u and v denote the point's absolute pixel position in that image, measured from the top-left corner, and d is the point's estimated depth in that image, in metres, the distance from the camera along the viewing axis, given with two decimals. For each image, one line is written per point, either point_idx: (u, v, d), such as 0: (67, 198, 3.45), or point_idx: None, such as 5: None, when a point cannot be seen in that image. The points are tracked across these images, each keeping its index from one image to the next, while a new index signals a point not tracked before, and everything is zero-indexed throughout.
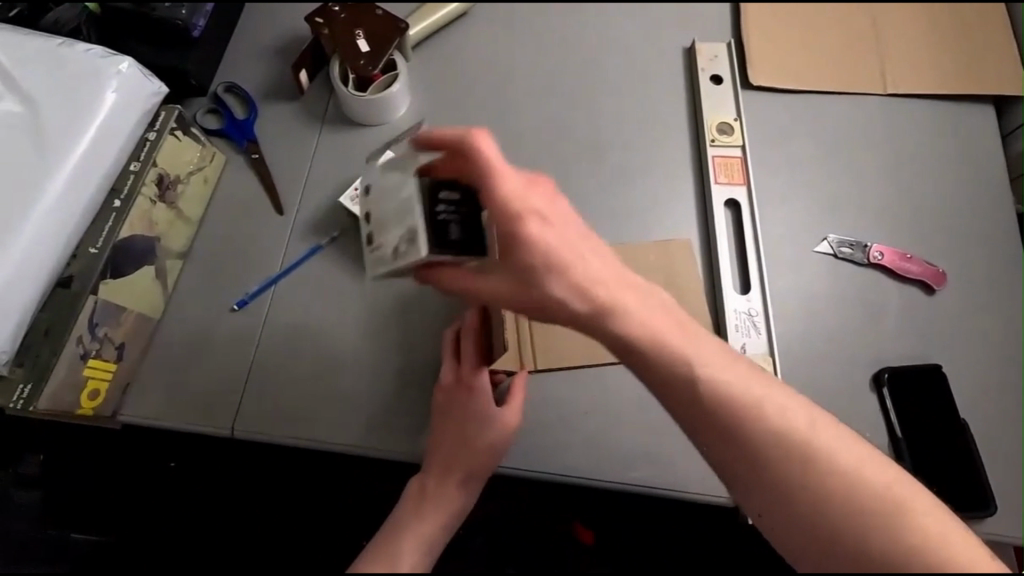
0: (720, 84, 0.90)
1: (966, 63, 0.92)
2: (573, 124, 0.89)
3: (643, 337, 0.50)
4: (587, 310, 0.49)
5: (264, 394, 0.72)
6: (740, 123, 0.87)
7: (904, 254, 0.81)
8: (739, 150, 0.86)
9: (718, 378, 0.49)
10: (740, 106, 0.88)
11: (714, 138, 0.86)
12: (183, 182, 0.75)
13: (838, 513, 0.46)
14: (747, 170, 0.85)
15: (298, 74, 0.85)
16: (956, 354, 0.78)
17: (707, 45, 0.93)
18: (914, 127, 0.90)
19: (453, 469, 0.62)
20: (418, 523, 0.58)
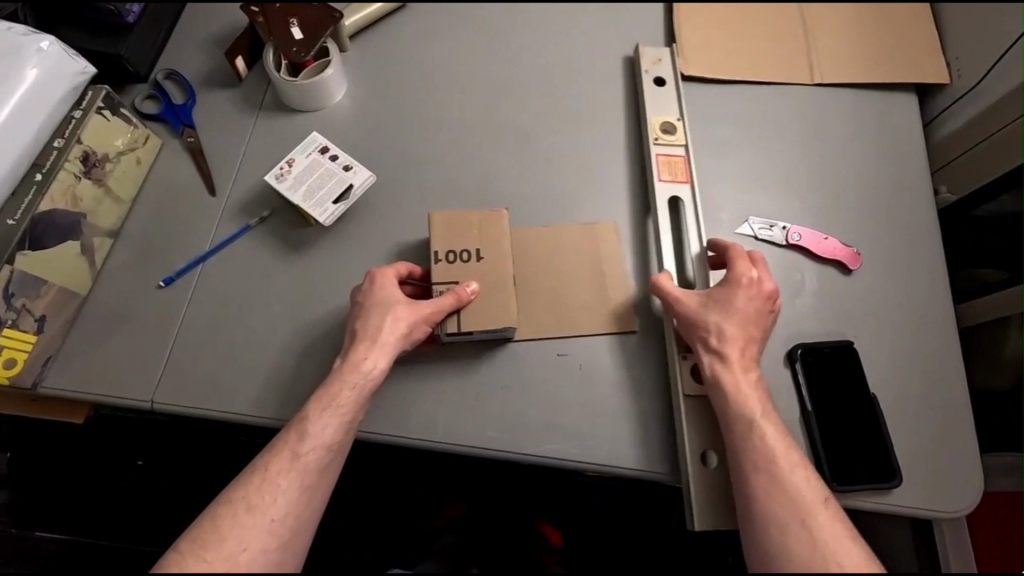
0: (663, 85, 0.91)
1: (888, 54, 0.94)
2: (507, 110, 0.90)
3: (730, 337, 0.68)
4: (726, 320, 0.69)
5: (184, 367, 0.74)
6: (683, 123, 0.88)
7: (823, 235, 0.84)
8: (683, 149, 0.87)
9: (749, 380, 0.67)
10: (682, 108, 0.89)
11: (658, 137, 0.87)
12: (111, 161, 0.77)
13: (770, 501, 0.59)
14: (690, 169, 0.85)
15: (235, 62, 0.87)
16: (870, 332, 0.80)
17: (650, 49, 0.94)
18: (838, 115, 0.92)
19: (358, 356, 0.66)
20: (319, 407, 0.63)
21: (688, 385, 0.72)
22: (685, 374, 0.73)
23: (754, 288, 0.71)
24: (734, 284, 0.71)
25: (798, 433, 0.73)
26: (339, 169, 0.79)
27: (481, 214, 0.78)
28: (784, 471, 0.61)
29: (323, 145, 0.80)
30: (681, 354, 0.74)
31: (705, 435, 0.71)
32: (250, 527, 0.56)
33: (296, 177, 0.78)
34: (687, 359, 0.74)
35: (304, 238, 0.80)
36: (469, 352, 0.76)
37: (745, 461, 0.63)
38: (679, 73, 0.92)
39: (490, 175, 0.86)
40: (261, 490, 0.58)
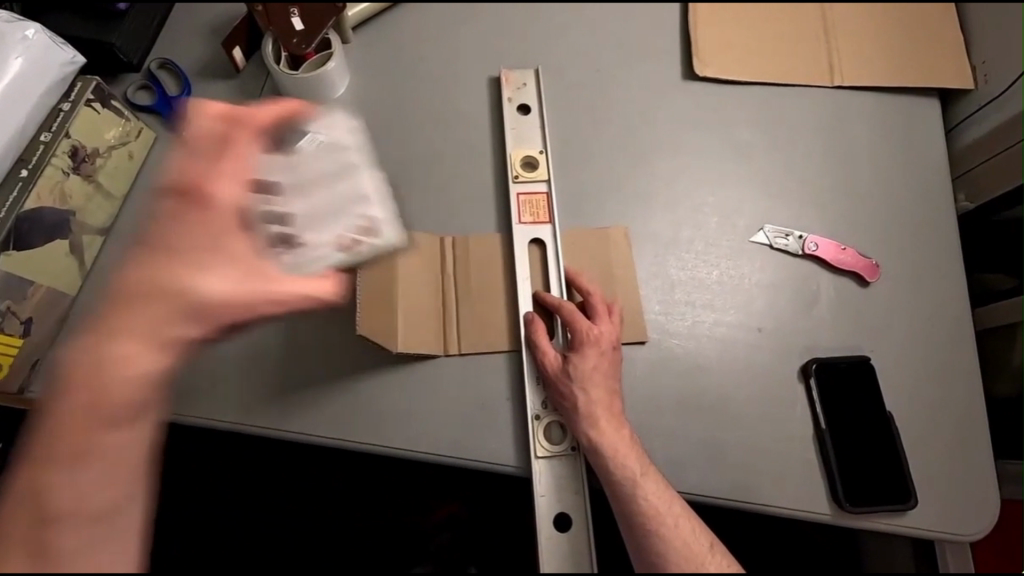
0: (526, 114, 0.86)
1: (912, 56, 0.91)
2: (514, 105, 0.86)
3: (575, 389, 0.66)
4: (593, 385, 0.66)
5: (178, 372, 0.71)
6: (545, 156, 0.82)
7: (840, 245, 0.81)
8: (545, 185, 0.81)
9: (621, 437, 0.64)
10: (545, 138, 0.84)
11: (518, 174, 0.81)
12: (101, 156, 0.74)
13: (637, 514, 0.61)
14: (552, 207, 0.79)
15: (232, 52, 0.83)
16: (887, 347, 0.77)
17: (515, 72, 0.88)
18: (858, 120, 0.89)
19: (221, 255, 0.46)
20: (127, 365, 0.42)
21: (552, 448, 0.68)
22: (541, 438, 0.68)
23: (601, 342, 0.68)
24: (607, 333, 0.70)
25: (812, 451, 0.71)
26: None
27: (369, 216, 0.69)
28: (646, 488, 0.61)
29: None
30: (535, 414, 0.69)
31: (569, 494, 0.66)
32: (83, 544, 0.39)
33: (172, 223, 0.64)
34: (541, 419, 0.69)
35: None
36: (475, 361, 0.73)
37: (613, 482, 0.62)
38: (543, 99, 0.86)
39: (498, 175, 0.83)
40: (48, 486, 0.39)
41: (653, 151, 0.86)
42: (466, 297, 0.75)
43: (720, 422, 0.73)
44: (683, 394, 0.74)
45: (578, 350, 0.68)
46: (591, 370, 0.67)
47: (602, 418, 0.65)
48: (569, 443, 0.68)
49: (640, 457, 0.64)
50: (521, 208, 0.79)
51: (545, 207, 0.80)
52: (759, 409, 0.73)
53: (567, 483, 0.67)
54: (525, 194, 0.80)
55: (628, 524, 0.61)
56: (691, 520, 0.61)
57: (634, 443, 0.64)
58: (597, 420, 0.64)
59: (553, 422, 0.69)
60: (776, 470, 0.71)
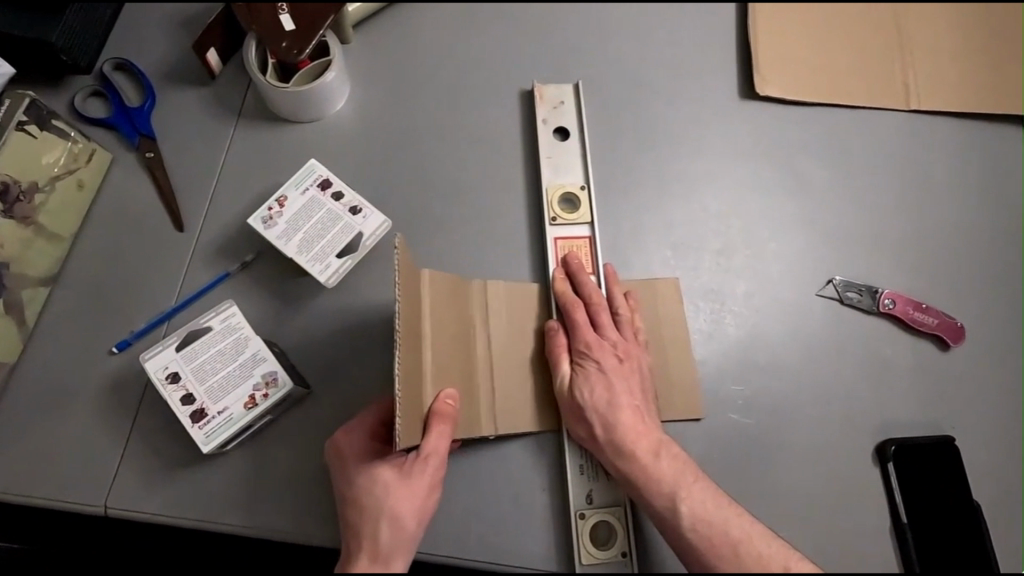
0: (565, 139, 0.73)
1: (996, 78, 0.80)
2: (550, 127, 0.73)
3: (660, 488, 0.55)
4: (679, 478, 0.56)
5: (145, 462, 0.58)
6: (588, 193, 0.70)
7: (918, 302, 0.71)
8: (587, 228, 0.69)
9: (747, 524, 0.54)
10: (588, 170, 0.71)
11: (555, 215, 0.69)
12: (42, 190, 0.60)
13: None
14: (596, 256, 0.68)
15: (206, 55, 0.68)
16: (973, 422, 0.68)
17: (551, 88, 0.75)
18: (935, 152, 0.79)
19: (377, 470, 0.53)
20: (373, 558, 0.50)
21: (599, 553, 0.58)
22: (586, 540, 0.58)
23: (607, 352, 0.61)
24: (622, 340, 0.62)
25: (890, 550, 0.62)
26: (343, 210, 0.61)
27: (403, 266, 0.52)
28: None
29: (324, 177, 0.62)
30: (580, 512, 0.59)
31: None
32: None
33: (230, 403, 0.53)
34: (586, 518, 0.59)
35: (298, 293, 0.64)
36: (504, 443, 0.62)
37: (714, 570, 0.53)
38: (584, 122, 0.74)
39: (531, 211, 0.70)
40: None
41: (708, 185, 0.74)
42: (498, 361, 0.62)
43: (787, 514, 0.63)
44: (746, 483, 0.64)
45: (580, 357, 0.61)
46: (675, 467, 0.56)
47: (704, 500, 0.55)
48: (618, 547, 0.58)
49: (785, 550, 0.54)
50: (557, 256, 0.68)
51: (586, 255, 0.68)
52: (829, 496, 0.64)
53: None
54: (563, 239, 0.68)
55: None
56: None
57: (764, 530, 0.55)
58: (693, 508, 0.54)
59: (600, 520, 0.59)
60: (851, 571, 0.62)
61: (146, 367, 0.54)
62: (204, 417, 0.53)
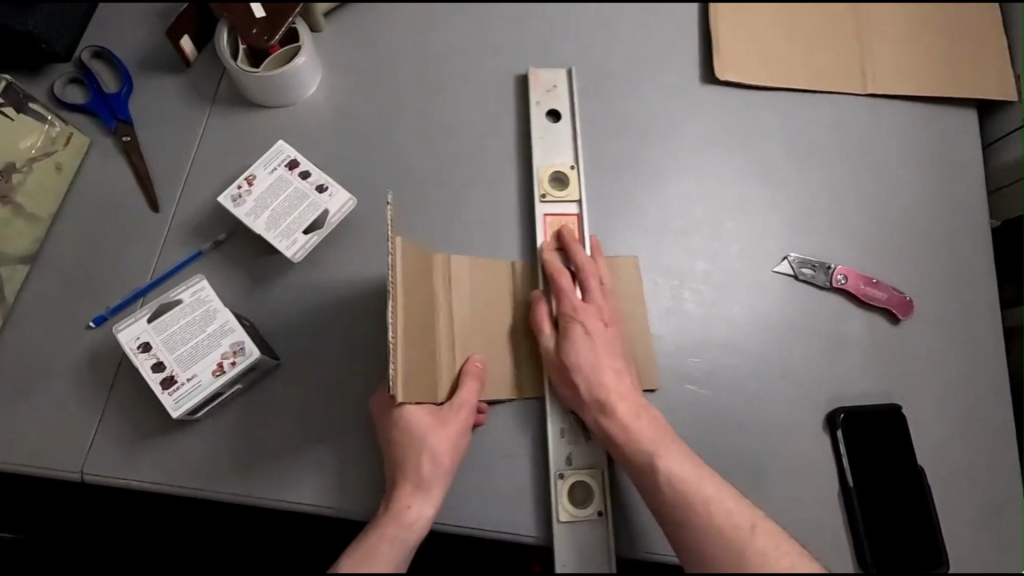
0: (557, 122, 0.76)
1: (949, 61, 0.83)
2: (543, 109, 0.76)
3: (637, 451, 0.57)
4: (657, 442, 0.57)
5: (121, 430, 0.60)
6: (578, 172, 0.73)
7: (870, 278, 0.73)
8: (576, 206, 0.72)
9: (710, 478, 0.55)
10: (580, 150, 0.74)
11: (545, 193, 0.72)
12: (20, 171, 0.63)
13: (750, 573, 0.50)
14: (585, 232, 0.71)
15: (180, 43, 0.71)
16: (919, 391, 0.71)
17: (545, 72, 0.78)
18: (891, 134, 0.81)
19: (412, 412, 0.58)
20: (416, 485, 0.56)
21: (577, 512, 0.60)
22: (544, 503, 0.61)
23: (592, 315, 0.63)
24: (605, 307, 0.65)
25: (837, 513, 0.65)
26: (310, 189, 0.63)
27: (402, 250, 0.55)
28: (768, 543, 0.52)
29: (292, 158, 0.65)
30: (558, 472, 0.62)
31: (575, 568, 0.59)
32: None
33: (198, 370, 0.56)
34: (566, 478, 0.61)
35: (269, 270, 0.67)
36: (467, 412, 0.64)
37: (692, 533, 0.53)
38: (577, 104, 0.76)
39: (495, 192, 0.73)
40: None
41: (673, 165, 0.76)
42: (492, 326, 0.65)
43: (739, 479, 0.66)
44: (700, 450, 0.67)
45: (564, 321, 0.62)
46: (654, 432, 0.57)
47: (684, 465, 0.55)
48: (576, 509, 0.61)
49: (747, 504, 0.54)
50: (547, 231, 0.70)
51: (578, 231, 0.71)
52: (780, 461, 0.67)
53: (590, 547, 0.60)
54: (553, 215, 0.71)
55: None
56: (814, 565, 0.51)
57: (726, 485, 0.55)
58: (672, 471, 0.55)
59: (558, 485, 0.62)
60: (801, 533, 0.64)
61: (120, 337, 0.57)
62: (174, 383, 0.56)
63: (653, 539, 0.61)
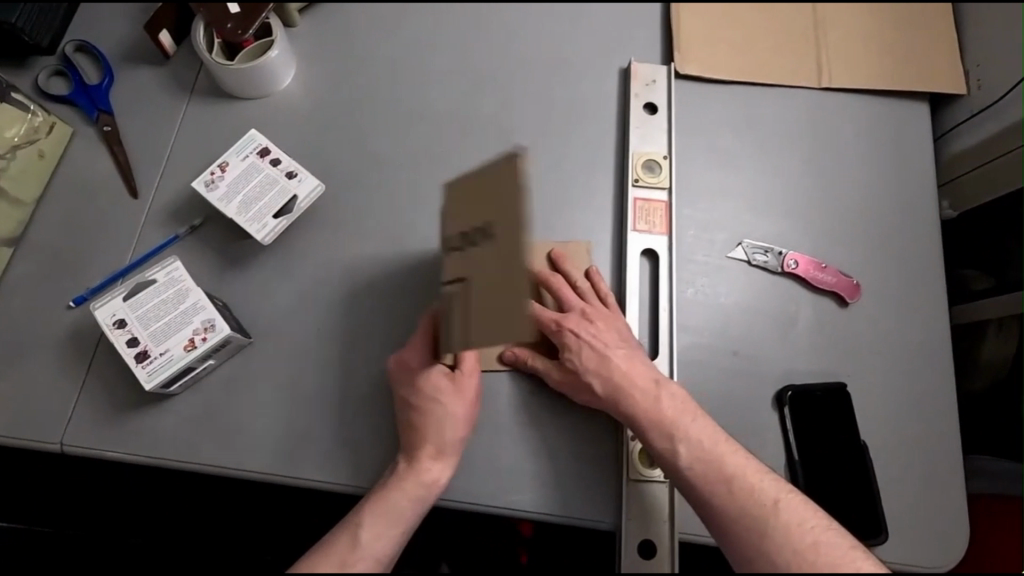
0: (654, 114, 0.80)
1: (902, 56, 0.86)
2: (641, 102, 0.81)
3: (667, 422, 0.61)
4: (678, 414, 0.61)
5: (99, 404, 0.64)
6: (670, 162, 0.77)
7: (821, 263, 0.77)
8: (665, 194, 0.77)
9: (696, 427, 0.60)
10: (671, 142, 0.79)
11: (638, 178, 0.77)
12: (4, 157, 0.66)
13: (725, 518, 0.56)
14: (671, 218, 0.75)
15: (159, 36, 0.74)
16: (865, 371, 0.74)
17: (644, 67, 0.82)
18: (845, 126, 0.84)
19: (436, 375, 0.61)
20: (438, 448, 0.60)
21: (648, 472, 0.65)
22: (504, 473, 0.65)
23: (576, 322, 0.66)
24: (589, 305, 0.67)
25: None
26: (280, 175, 0.66)
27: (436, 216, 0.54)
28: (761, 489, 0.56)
29: (264, 146, 0.68)
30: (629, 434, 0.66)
31: None
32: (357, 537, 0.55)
33: (171, 345, 0.59)
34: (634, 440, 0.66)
35: (243, 254, 0.70)
36: None
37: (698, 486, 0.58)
38: (673, 98, 0.81)
39: (462, 181, 0.76)
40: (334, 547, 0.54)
41: (653, 149, 0.78)
42: None
43: None
44: None
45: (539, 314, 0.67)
46: (677, 406, 0.62)
47: (703, 433, 0.60)
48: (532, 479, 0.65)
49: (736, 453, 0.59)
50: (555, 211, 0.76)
51: (662, 216, 0.76)
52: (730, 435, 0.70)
53: (602, 509, 0.65)
54: (642, 199, 0.76)
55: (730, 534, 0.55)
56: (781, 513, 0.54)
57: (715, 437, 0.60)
58: (689, 438, 0.60)
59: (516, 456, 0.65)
60: None
61: (97, 315, 0.60)
62: (148, 357, 0.59)
63: (666, 513, 0.65)
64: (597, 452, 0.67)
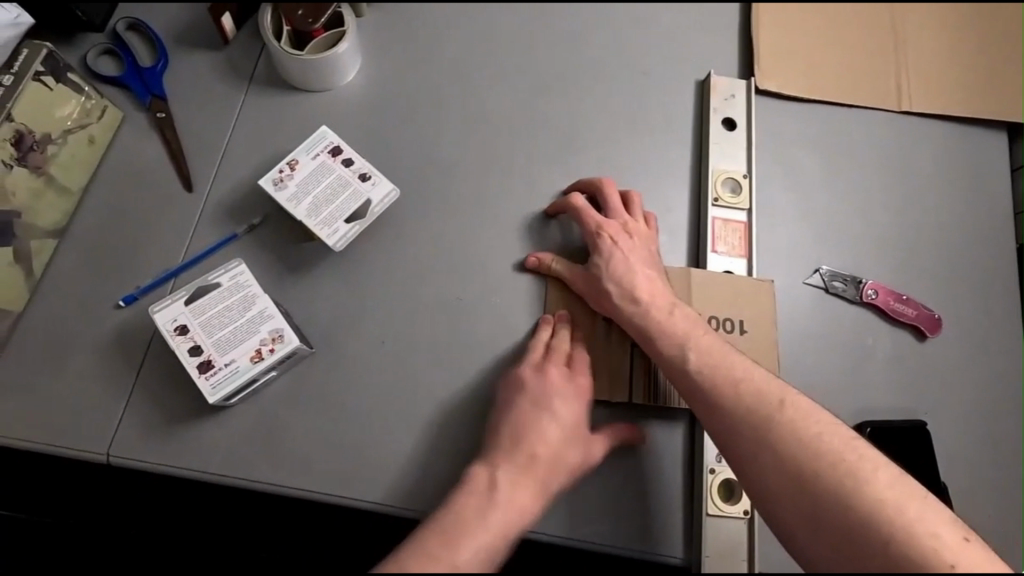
0: (733, 130, 0.77)
1: (983, 84, 0.83)
2: (720, 117, 0.78)
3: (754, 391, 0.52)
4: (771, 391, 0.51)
5: (151, 413, 0.59)
6: (750, 181, 0.74)
7: (899, 294, 0.74)
8: (745, 214, 0.74)
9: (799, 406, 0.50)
10: (751, 160, 0.75)
11: (718, 197, 0.73)
12: (54, 143, 0.62)
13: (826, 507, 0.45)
14: (751, 239, 0.73)
15: (221, 20, 0.70)
16: (943, 408, 0.72)
17: (723, 80, 0.79)
18: (923, 152, 0.82)
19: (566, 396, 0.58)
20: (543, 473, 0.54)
21: (726, 508, 0.61)
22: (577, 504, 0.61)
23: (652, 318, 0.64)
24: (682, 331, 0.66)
25: None
26: (353, 177, 0.62)
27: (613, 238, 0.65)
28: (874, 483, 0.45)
29: (335, 144, 0.64)
30: (710, 467, 0.62)
31: None
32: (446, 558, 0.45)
33: (236, 355, 0.55)
34: (716, 474, 0.62)
35: (305, 256, 0.66)
36: None
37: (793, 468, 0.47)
38: (751, 114, 0.78)
39: (534, 188, 0.72)
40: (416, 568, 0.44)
41: (732, 167, 0.75)
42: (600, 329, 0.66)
43: None
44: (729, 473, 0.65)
45: (617, 278, 0.61)
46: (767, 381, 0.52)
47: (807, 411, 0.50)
48: (607, 513, 0.61)
49: (834, 450, 0.47)
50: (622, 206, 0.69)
51: (742, 238, 0.73)
52: None
53: (677, 544, 0.61)
54: (722, 219, 0.73)
55: (821, 551, 0.45)
56: (907, 531, 0.42)
57: (793, 430, 0.48)
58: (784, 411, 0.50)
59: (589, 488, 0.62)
60: None
61: (155, 319, 0.56)
62: (211, 368, 0.55)
63: (745, 550, 0.61)
64: (671, 482, 0.63)
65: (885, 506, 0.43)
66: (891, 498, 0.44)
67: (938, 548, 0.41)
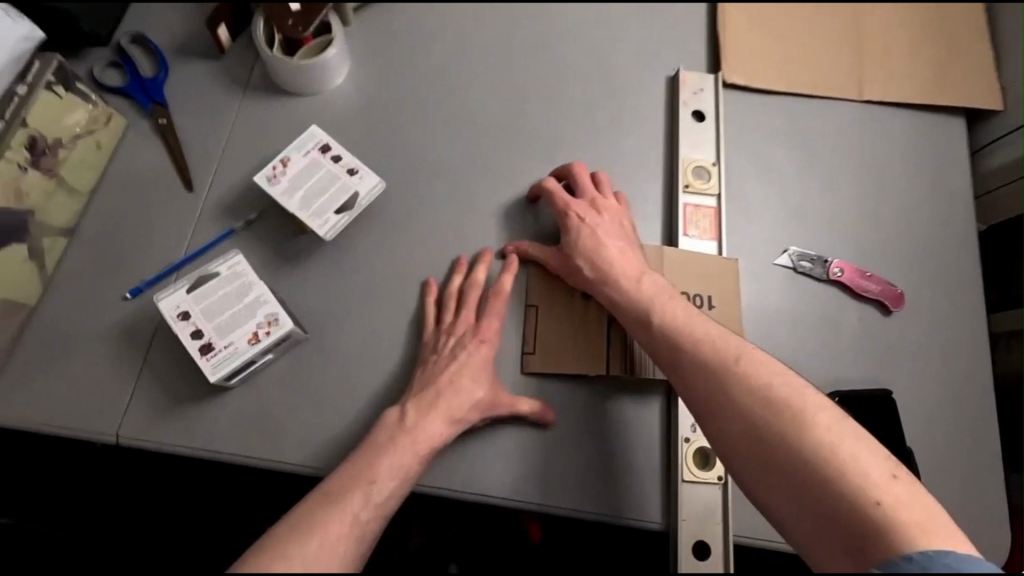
0: (702, 121, 0.82)
1: (941, 72, 0.88)
2: (690, 110, 0.82)
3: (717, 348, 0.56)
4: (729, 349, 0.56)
5: (156, 396, 0.63)
6: (718, 168, 0.78)
7: (864, 271, 0.78)
8: (714, 199, 0.78)
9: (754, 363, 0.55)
10: (720, 149, 0.80)
11: (688, 183, 0.78)
12: (65, 148, 0.66)
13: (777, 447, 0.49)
14: (721, 222, 0.77)
15: (217, 31, 0.75)
16: (908, 378, 0.75)
17: (692, 75, 0.84)
18: (884, 138, 0.86)
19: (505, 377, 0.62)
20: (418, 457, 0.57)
21: (700, 474, 0.64)
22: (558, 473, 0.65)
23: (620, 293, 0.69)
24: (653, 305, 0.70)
25: None
26: (341, 172, 0.67)
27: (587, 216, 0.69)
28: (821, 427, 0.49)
29: (325, 142, 0.68)
30: (686, 436, 0.65)
31: None
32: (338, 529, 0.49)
33: (235, 337, 0.59)
34: (691, 442, 0.65)
35: (299, 248, 0.70)
36: None
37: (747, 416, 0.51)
38: (719, 106, 0.82)
39: (514, 180, 0.77)
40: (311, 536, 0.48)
41: (701, 156, 0.80)
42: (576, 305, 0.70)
43: None
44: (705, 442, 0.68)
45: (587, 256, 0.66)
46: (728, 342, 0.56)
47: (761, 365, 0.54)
48: (587, 481, 0.65)
49: (781, 402, 0.51)
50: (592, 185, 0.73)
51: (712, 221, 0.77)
52: None
53: (654, 509, 0.64)
54: (693, 205, 0.77)
55: (764, 486, 0.49)
56: (842, 472, 0.46)
57: (746, 385, 0.53)
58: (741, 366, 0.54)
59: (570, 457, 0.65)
60: None
61: (160, 306, 0.60)
62: (212, 349, 0.59)
63: (720, 514, 0.64)
64: (648, 450, 0.66)
65: (827, 452, 0.47)
66: (831, 444, 0.48)
67: (868, 487, 0.45)
